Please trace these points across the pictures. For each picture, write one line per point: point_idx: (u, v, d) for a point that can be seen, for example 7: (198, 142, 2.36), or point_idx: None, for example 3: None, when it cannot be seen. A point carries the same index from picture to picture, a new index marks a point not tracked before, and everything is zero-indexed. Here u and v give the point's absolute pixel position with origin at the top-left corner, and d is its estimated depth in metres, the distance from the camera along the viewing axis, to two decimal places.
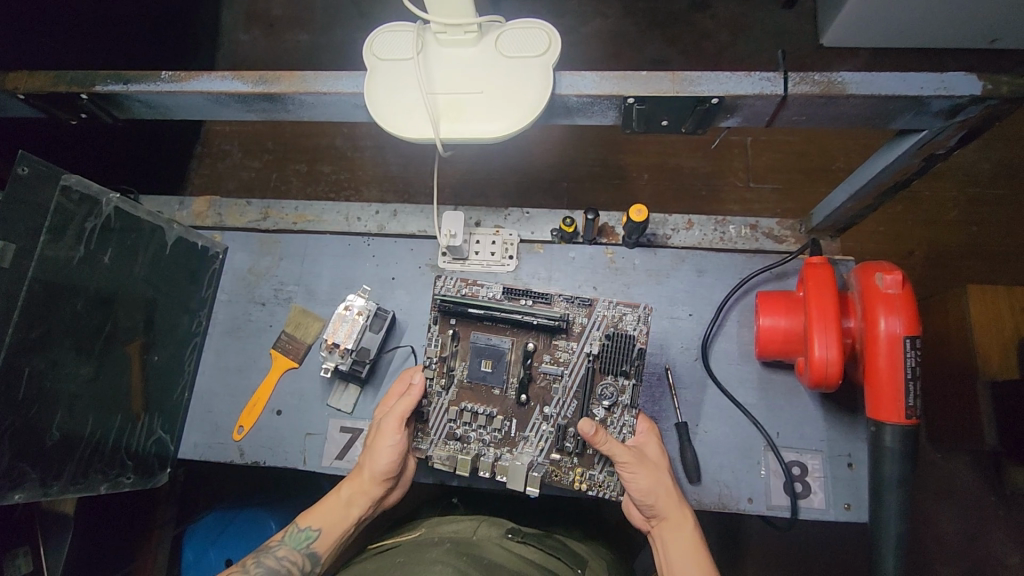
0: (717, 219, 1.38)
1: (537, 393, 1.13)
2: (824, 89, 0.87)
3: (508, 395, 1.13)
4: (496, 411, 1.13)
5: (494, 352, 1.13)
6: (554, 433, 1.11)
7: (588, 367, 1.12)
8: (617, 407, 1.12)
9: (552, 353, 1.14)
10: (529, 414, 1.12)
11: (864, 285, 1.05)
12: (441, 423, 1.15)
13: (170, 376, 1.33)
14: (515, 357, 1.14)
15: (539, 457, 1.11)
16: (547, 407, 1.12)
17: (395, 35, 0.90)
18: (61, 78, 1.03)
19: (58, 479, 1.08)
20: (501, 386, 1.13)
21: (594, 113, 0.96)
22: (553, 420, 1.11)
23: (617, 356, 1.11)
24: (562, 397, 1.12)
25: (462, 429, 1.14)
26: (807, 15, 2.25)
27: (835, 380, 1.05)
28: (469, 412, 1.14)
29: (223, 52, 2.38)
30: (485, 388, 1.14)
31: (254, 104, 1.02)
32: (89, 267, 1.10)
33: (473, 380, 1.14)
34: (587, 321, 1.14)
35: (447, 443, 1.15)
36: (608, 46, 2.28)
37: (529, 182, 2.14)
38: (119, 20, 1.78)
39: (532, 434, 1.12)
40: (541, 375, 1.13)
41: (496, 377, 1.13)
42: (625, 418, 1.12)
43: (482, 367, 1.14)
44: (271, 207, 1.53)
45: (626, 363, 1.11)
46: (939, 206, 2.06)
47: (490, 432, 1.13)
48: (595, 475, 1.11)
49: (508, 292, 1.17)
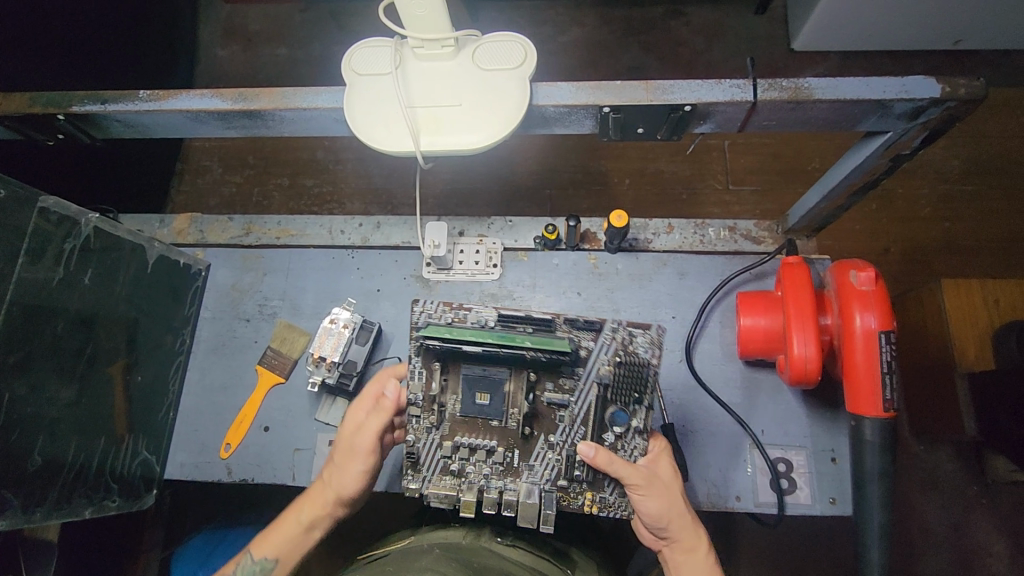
0: (697, 222, 1.39)
1: (542, 423, 1.09)
2: (792, 94, 0.89)
3: (509, 426, 1.08)
4: (496, 442, 1.09)
5: (490, 384, 1.07)
6: (563, 461, 1.08)
7: (597, 395, 1.06)
8: (629, 431, 1.09)
9: (555, 382, 1.08)
10: (535, 445, 1.09)
11: (840, 283, 1.08)
12: (434, 459, 1.10)
13: (155, 396, 1.32)
14: (515, 388, 1.08)
15: (544, 485, 1.08)
16: (553, 435, 1.08)
17: (374, 50, 0.92)
18: (36, 99, 1.02)
19: (40, 505, 1.06)
20: (500, 418, 1.07)
21: (571, 123, 0.98)
22: (559, 449, 1.08)
23: (624, 382, 1.07)
24: (569, 427, 1.08)
25: (458, 464, 1.10)
26: (778, 20, 2.31)
27: (815, 377, 1.07)
28: (465, 446, 1.09)
29: (200, 68, 2.38)
30: (481, 420, 1.09)
31: (234, 121, 1.02)
32: (69, 290, 1.09)
33: (467, 413, 1.08)
34: (594, 346, 1.07)
35: (442, 479, 1.11)
36: (585, 54, 2.31)
37: (511, 190, 2.16)
38: (94, 39, 1.77)
39: (537, 463, 1.09)
40: (545, 405, 1.08)
41: (494, 410, 1.07)
42: (636, 441, 1.09)
43: (476, 401, 1.07)
44: (253, 222, 1.51)
45: (640, 392, 1.07)
46: (911, 204, 2.12)
47: (491, 465, 1.10)
48: (605, 497, 1.10)
49: (502, 320, 1.07)
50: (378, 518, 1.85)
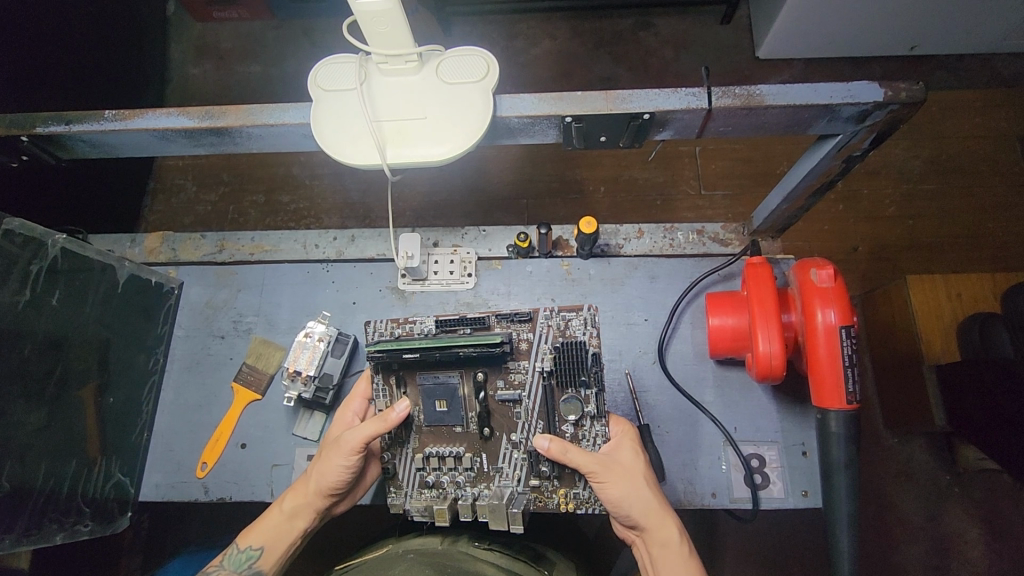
0: (666, 227, 1.43)
1: (500, 421, 1.12)
2: (744, 101, 0.93)
3: (470, 431, 1.12)
4: (463, 449, 1.12)
5: (445, 390, 1.11)
6: (528, 459, 1.10)
7: (544, 384, 1.11)
8: (585, 420, 1.11)
9: (506, 378, 1.12)
10: (498, 445, 1.11)
11: (802, 281, 1.11)
12: (412, 475, 1.13)
13: (129, 417, 1.31)
14: (466, 391, 1.12)
15: (520, 487, 1.10)
16: (514, 434, 1.11)
17: (339, 67, 0.93)
18: (1, 121, 1.01)
19: (9, 533, 1.04)
20: (461, 424, 1.11)
21: (536, 133, 1.00)
22: (523, 447, 1.10)
23: (571, 368, 1.09)
24: (528, 424, 1.11)
25: (434, 475, 1.12)
26: (743, 29, 2.38)
27: (780, 372, 1.10)
28: (436, 456, 1.12)
29: (172, 87, 2.37)
30: (446, 428, 1.13)
31: (202, 139, 1.03)
32: (35, 312, 1.08)
33: (431, 423, 1.12)
34: (533, 336, 1.13)
35: (422, 493, 1.12)
36: (558, 66, 2.36)
37: (488, 201, 2.19)
38: (60, 59, 1.76)
39: (506, 466, 1.11)
40: (499, 403, 1.12)
41: (454, 416, 1.12)
42: (595, 429, 1.11)
43: (436, 409, 1.11)
44: (226, 239, 1.50)
45: (584, 374, 1.09)
46: (876, 203, 2.19)
47: (462, 472, 1.12)
48: (579, 493, 1.10)
49: (441, 325, 1.14)
50: (362, 532, 1.84)
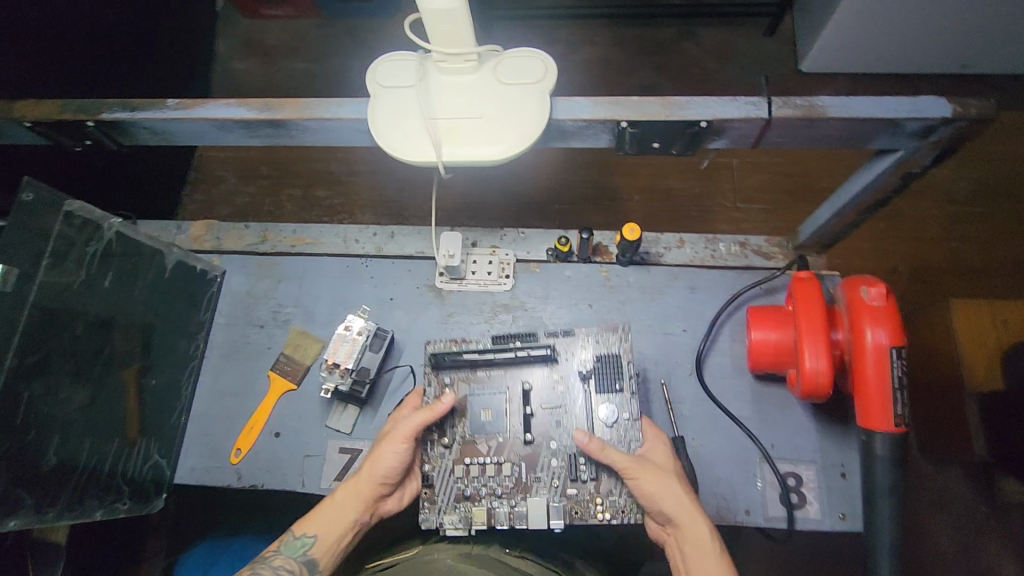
0: (708, 237, 1.41)
1: (541, 430, 1.13)
2: (804, 112, 0.92)
3: (512, 440, 1.13)
4: (502, 458, 1.12)
5: (491, 401, 1.14)
6: (565, 466, 1.10)
7: (584, 390, 1.14)
8: (620, 424, 1.12)
9: (547, 387, 1.15)
10: (535, 452, 1.12)
11: (850, 298, 1.09)
12: (448, 486, 1.12)
13: (169, 400, 1.34)
14: (512, 400, 1.15)
15: (555, 497, 1.09)
16: (553, 442, 1.12)
17: (397, 64, 0.95)
18: (68, 106, 1.04)
19: (53, 505, 1.07)
20: (504, 432, 1.13)
21: (588, 137, 0.99)
22: (561, 454, 1.11)
23: (607, 374, 1.14)
24: (565, 433, 1.12)
25: (472, 487, 1.11)
26: (788, 41, 2.34)
27: (826, 390, 1.08)
28: (475, 465, 1.12)
29: (218, 80, 2.43)
30: (487, 438, 1.13)
31: (259, 130, 1.04)
32: (89, 292, 1.11)
33: (474, 431, 1.13)
34: (575, 350, 1.17)
35: (457, 506, 1.11)
36: (597, 72, 2.36)
37: (522, 204, 2.19)
38: (107, 50, 1.81)
39: (545, 474, 1.11)
40: (541, 411, 1.14)
41: (497, 425, 1.13)
42: (628, 430, 1.12)
43: (481, 417, 1.14)
44: (270, 230, 1.54)
45: (619, 381, 1.13)
46: (920, 224, 2.13)
47: (501, 483, 1.11)
48: (616, 501, 1.09)
49: (496, 339, 1.18)
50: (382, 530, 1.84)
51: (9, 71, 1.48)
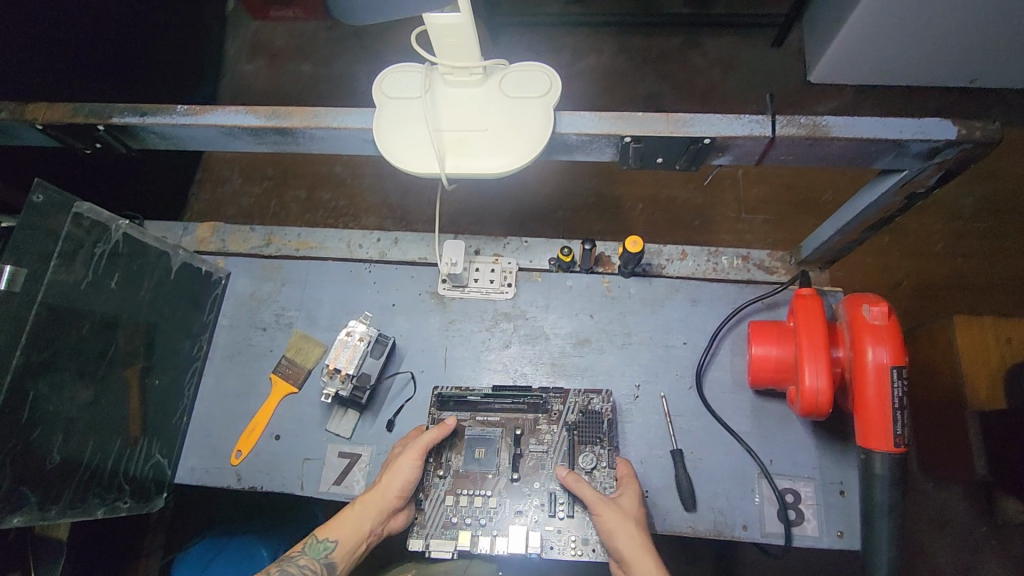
0: (710, 251, 1.42)
1: (528, 470, 1.19)
2: (809, 131, 0.92)
3: (501, 478, 1.18)
4: (490, 493, 1.17)
5: (485, 440, 1.20)
6: (546, 504, 1.16)
7: (568, 439, 1.20)
8: (598, 470, 1.18)
9: (536, 435, 1.21)
10: (520, 489, 1.17)
11: (852, 316, 1.09)
12: (438, 514, 1.16)
13: (171, 400, 1.35)
14: (504, 444, 1.21)
15: (533, 530, 1.14)
16: (537, 482, 1.18)
17: (404, 75, 0.95)
18: (79, 109, 1.05)
19: (56, 503, 1.08)
20: (494, 470, 1.18)
21: (592, 151, 1.00)
22: (542, 493, 1.17)
23: (592, 429, 1.21)
24: (548, 474, 1.18)
25: (460, 516, 1.15)
26: (795, 53, 2.34)
27: (826, 408, 1.08)
28: (465, 496, 1.16)
29: (227, 82, 2.45)
30: (478, 474, 1.18)
31: (265, 137, 1.05)
32: (96, 292, 1.12)
33: (466, 467, 1.18)
34: (563, 406, 1.23)
35: (444, 532, 1.14)
36: (603, 80, 2.36)
37: (525, 211, 2.19)
38: (116, 51, 1.83)
39: (528, 508, 1.16)
40: (528, 454, 1.20)
41: (488, 463, 1.19)
42: (604, 476, 1.17)
43: (475, 456, 1.19)
44: (275, 233, 1.56)
45: (601, 436, 1.20)
46: (925, 239, 2.12)
47: (486, 515, 1.15)
48: (589, 536, 1.13)
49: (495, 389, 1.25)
50: None
51: (18, 73, 1.51)
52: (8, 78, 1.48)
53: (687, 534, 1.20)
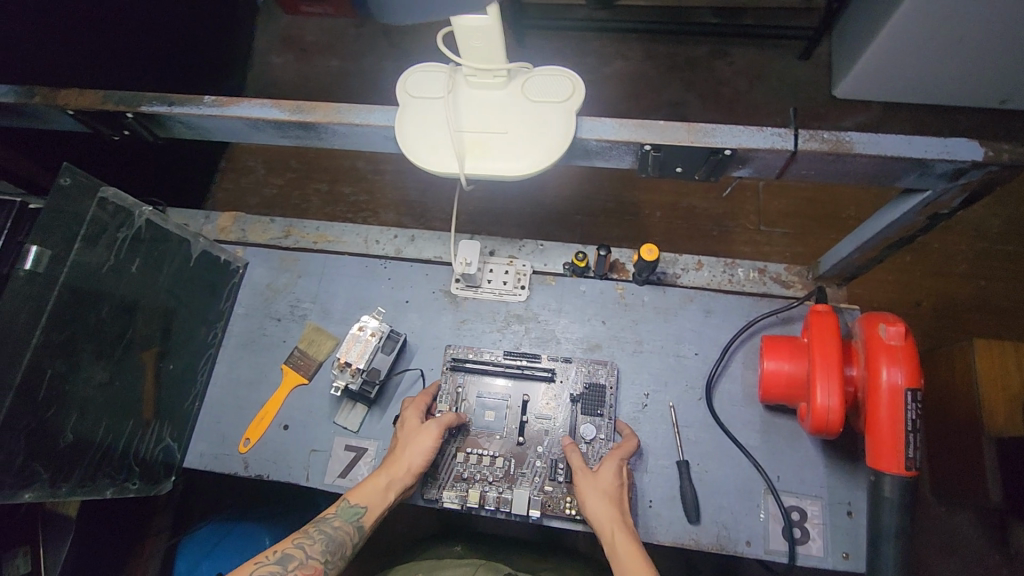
0: (726, 262, 1.42)
1: (532, 434, 1.26)
2: (832, 146, 0.91)
3: (507, 439, 1.25)
4: (497, 452, 1.25)
5: (494, 403, 1.28)
6: (546, 467, 1.23)
7: (571, 409, 1.27)
8: (596, 441, 1.24)
9: (543, 401, 1.28)
10: (525, 453, 1.24)
11: (868, 335, 1.07)
12: (450, 468, 1.25)
13: (183, 385, 1.37)
14: (512, 408, 1.28)
15: (534, 491, 1.22)
16: (540, 446, 1.25)
17: (429, 75, 0.96)
18: (109, 97, 1.07)
19: (67, 480, 1.10)
20: (501, 431, 1.26)
21: (612, 157, 1.00)
22: (545, 457, 1.24)
23: (594, 401, 1.27)
24: (551, 441, 1.25)
25: (469, 472, 1.24)
26: (822, 66, 2.32)
27: (836, 427, 1.07)
28: (474, 455, 1.24)
29: (254, 74, 2.48)
30: (487, 435, 1.26)
31: (290, 131, 1.07)
32: (116, 276, 1.14)
33: (477, 427, 1.27)
34: (569, 376, 1.30)
35: (455, 485, 1.24)
36: (627, 86, 2.36)
37: (543, 214, 2.19)
38: (148, 41, 1.88)
39: (530, 470, 1.23)
40: (534, 419, 1.27)
41: (496, 424, 1.27)
42: (602, 446, 1.24)
43: (484, 417, 1.28)
44: (294, 226, 1.58)
45: (602, 408, 1.27)
46: (948, 259, 2.09)
47: (493, 473, 1.23)
48: None
49: (507, 354, 1.33)
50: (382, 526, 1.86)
51: (51, 59, 1.54)
52: (40, 63, 1.51)
53: (688, 546, 1.20)
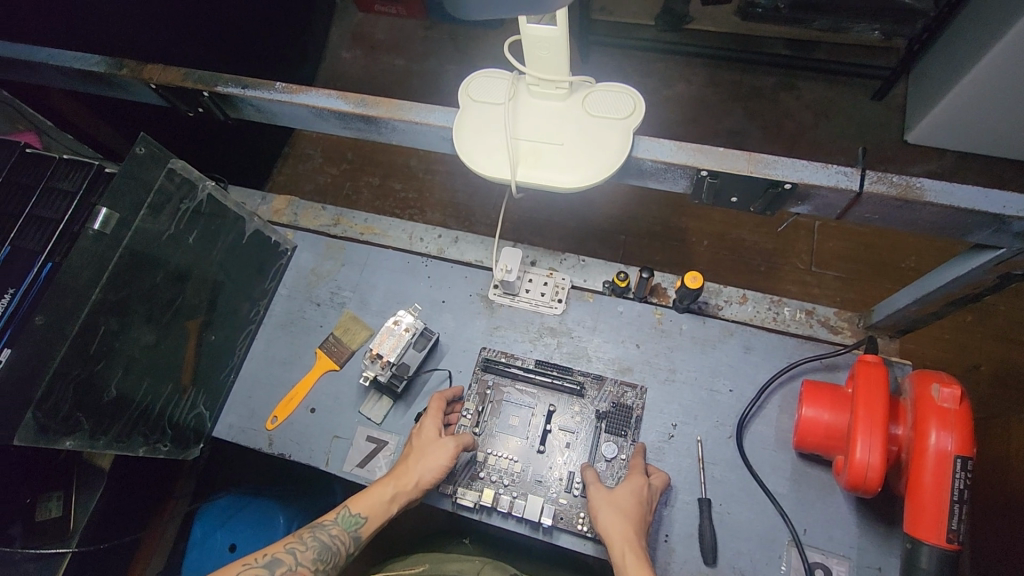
0: (773, 299, 1.37)
1: (553, 446, 1.24)
2: (901, 192, 0.87)
3: (527, 447, 1.25)
4: (514, 458, 1.24)
5: (518, 409, 1.28)
6: (564, 480, 1.21)
7: (594, 426, 1.25)
8: (615, 461, 1.22)
9: (568, 413, 1.27)
10: (543, 463, 1.23)
11: (919, 393, 1.01)
12: (467, 467, 1.24)
13: (221, 357, 1.41)
14: (536, 417, 1.27)
15: (548, 502, 1.20)
16: (560, 458, 1.23)
17: (492, 82, 0.97)
18: (189, 75, 1.13)
19: (105, 434, 1.14)
20: (523, 438, 1.25)
21: (665, 180, 0.98)
22: (564, 469, 1.22)
23: (619, 422, 1.25)
24: (571, 455, 1.23)
25: (486, 473, 1.23)
26: (895, 109, 2.23)
27: (874, 486, 1.01)
28: (493, 457, 1.24)
29: (323, 66, 2.57)
30: (509, 440, 1.26)
31: (352, 123, 1.10)
32: (173, 245, 1.19)
33: (500, 429, 1.27)
34: (596, 394, 1.29)
35: (471, 484, 1.23)
36: (687, 111, 2.32)
37: (587, 230, 2.18)
38: (229, 25, 1.97)
39: (548, 480, 1.22)
40: (557, 430, 1.26)
41: (519, 430, 1.26)
42: (620, 467, 1.21)
43: (508, 422, 1.27)
44: (344, 215, 1.62)
45: (626, 429, 1.25)
46: (1015, 323, 1.96)
47: (509, 479, 1.22)
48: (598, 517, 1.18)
49: (539, 364, 1.33)
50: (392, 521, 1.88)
51: (138, 36, 1.64)
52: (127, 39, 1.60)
53: None
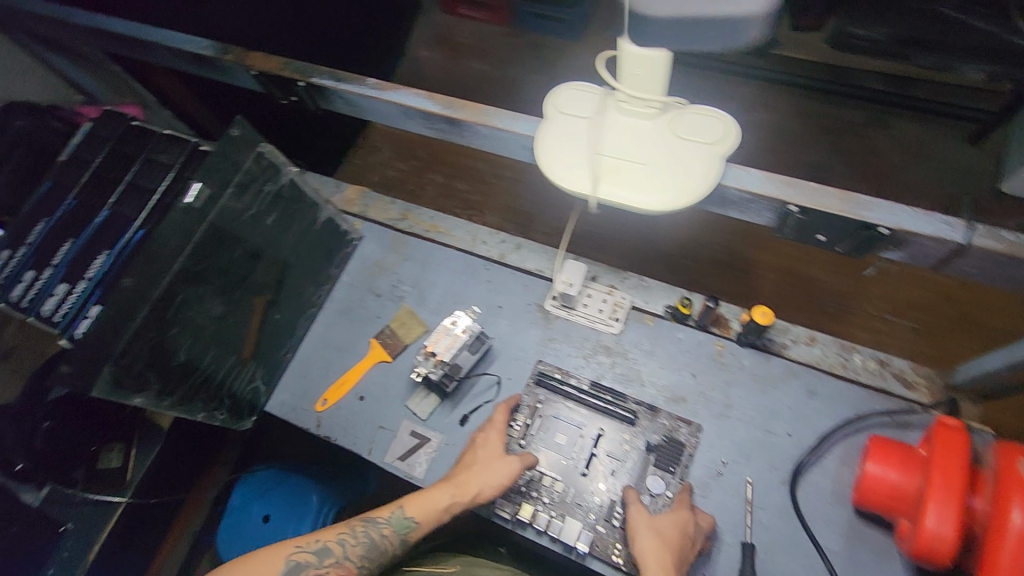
0: (843, 344, 1.31)
1: (597, 470, 1.22)
2: (1010, 249, 0.81)
3: (572, 467, 1.23)
4: (556, 476, 1.23)
5: (566, 427, 1.27)
6: (604, 507, 1.19)
7: (643, 458, 1.23)
8: (660, 496, 1.18)
9: (617, 440, 1.25)
10: (585, 486, 1.21)
11: (1005, 467, 0.93)
12: None
13: (281, 335, 1.46)
14: (584, 439, 1.25)
15: (585, 527, 1.18)
16: (603, 483, 1.21)
17: (582, 95, 0.97)
18: (288, 65, 1.18)
19: (171, 395, 1.20)
20: (568, 458, 1.24)
21: (748, 212, 0.95)
22: (606, 496, 1.20)
23: (669, 458, 1.22)
24: (614, 482, 1.21)
25: (526, 487, 1.23)
26: (994, 156, 2.10)
27: (943, 558, 0.94)
28: (535, 472, 1.23)
29: (404, 64, 2.64)
30: (554, 457, 1.25)
31: (435, 124, 1.12)
32: (253, 224, 1.24)
33: (547, 445, 1.26)
34: (649, 425, 1.26)
35: (511, 496, 1.23)
36: (766, 138, 2.25)
37: (647, 249, 2.13)
38: (324, 19, 2.05)
39: (588, 504, 1.20)
40: (604, 456, 1.24)
41: (566, 451, 1.25)
42: (664, 503, 1.18)
43: (555, 439, 1.26)
44: (411, 211, 1.66)
45: (675, 466, 1.21)
46: None
47: (549, 496, 1.21)
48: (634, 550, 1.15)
49: (594, 386, 1.31)
50: None
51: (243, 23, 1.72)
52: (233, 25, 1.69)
53: None
